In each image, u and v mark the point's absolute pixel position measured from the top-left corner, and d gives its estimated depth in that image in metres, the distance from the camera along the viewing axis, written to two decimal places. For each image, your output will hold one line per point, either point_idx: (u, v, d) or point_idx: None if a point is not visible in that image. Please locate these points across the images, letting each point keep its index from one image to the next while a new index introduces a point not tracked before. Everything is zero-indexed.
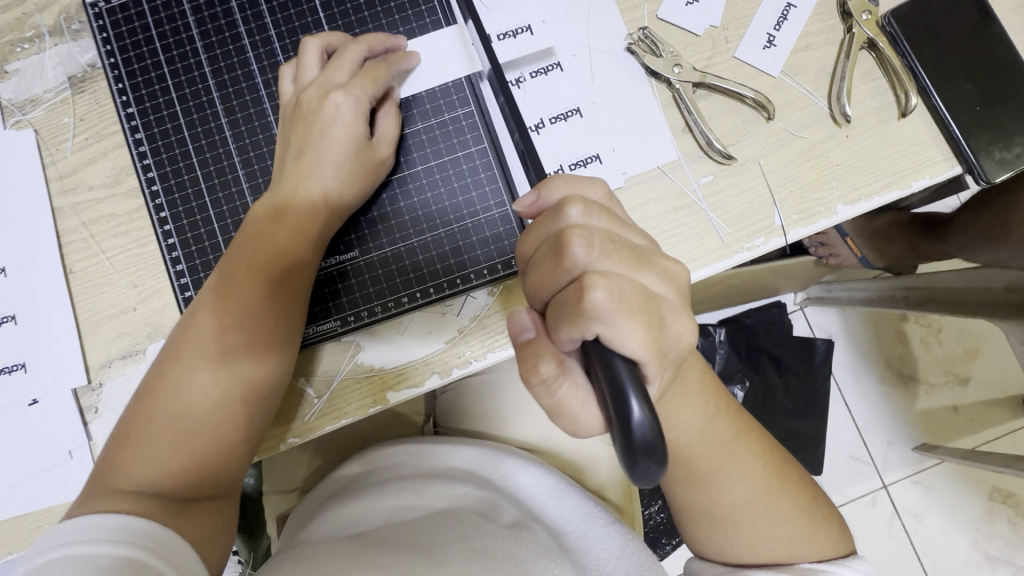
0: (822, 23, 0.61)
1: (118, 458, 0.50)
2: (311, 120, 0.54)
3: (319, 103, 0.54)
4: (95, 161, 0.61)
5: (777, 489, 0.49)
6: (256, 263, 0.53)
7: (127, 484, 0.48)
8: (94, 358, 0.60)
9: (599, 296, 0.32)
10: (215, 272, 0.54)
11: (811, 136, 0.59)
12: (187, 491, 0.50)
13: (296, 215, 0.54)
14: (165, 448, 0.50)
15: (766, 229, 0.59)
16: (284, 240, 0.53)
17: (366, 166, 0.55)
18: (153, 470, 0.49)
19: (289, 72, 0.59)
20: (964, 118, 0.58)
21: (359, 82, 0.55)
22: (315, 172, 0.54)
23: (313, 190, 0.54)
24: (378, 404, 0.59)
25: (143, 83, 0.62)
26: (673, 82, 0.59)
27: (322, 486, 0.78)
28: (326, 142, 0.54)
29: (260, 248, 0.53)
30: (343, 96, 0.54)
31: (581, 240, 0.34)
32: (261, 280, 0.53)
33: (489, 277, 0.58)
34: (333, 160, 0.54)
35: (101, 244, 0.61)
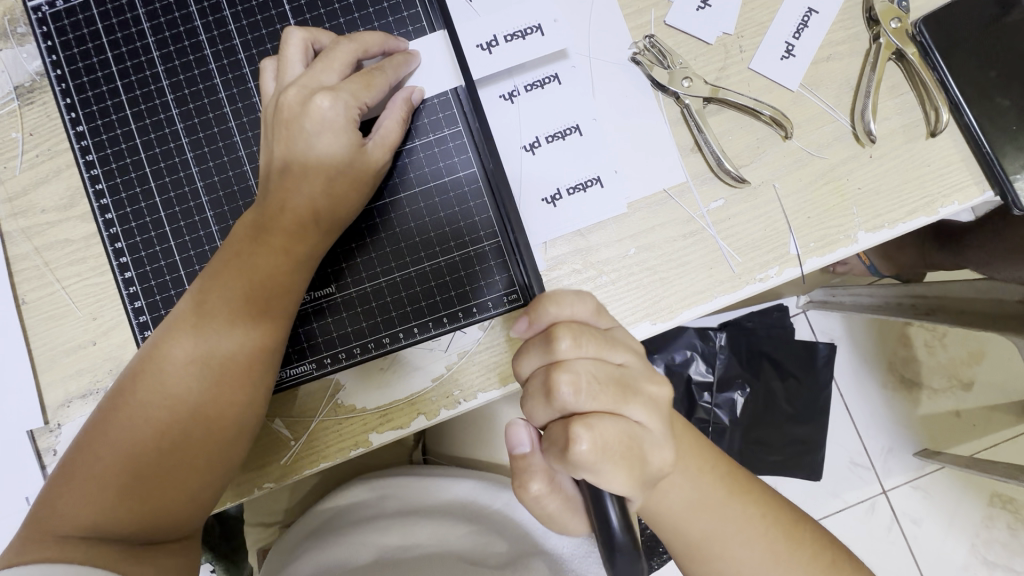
0: (844, 31, 0.55)
1: (68, 495, 0.45)
2: (293, 127, 0.48)
3: (302, 108, 0.48)
4: (47, 182, 0.56)
5: (788, 546, 0.46)
6: (234, 285, 0.47)
7: (76, 528, 0.43)
8: (51, 398, 0.55)
9: (583, 447, 0.34)
10: (188, 291, 0.49)
11: (831, 157, 0.54)
12: (145, 533, 0.45)
13: (280, 235, 0.48)
14: (122, 486, 0.45)
15: (780, 258, 0.54)
16: (266, 262, 0.48)
17: (345, 195, 0.49)
18: (107, 511, 0.44)
19: (270, 68, 0.53)
20: (997, 136, 0.53)
21: (349, 84, 0.48)
22: (302, 186, 0.48)
23: (283, 226, 0.48)
24: (359, 447, 0.54)
25: (93, 98, 0.56)
26: (681, 96, 0.54)
27: (306, 518, 0.75)
28: (314, 152, 0.48)
29: (239, 270, 0.48)
30: (330, 99, 0.47)
31: (568, 383, 0.36)
32: (239, 305, 0.47)
33: (479, 316, 0.54)
34: (323, 172, 0.48)
35: (55, 273, 0.56)
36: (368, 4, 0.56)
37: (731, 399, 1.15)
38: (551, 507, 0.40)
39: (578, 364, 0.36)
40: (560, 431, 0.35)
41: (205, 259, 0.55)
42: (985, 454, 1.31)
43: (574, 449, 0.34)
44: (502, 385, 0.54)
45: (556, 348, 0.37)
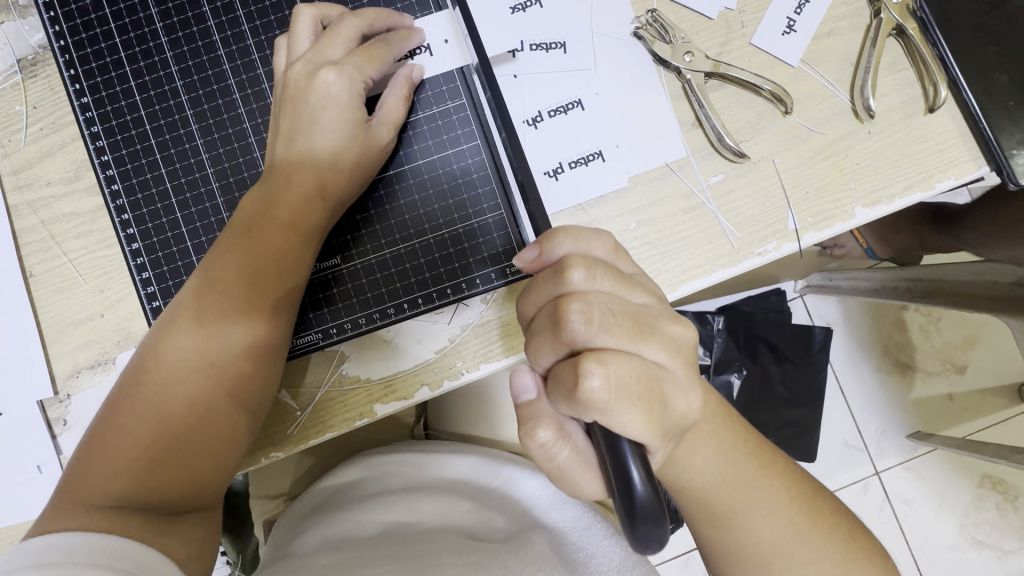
0: (846, 7, 0.56)
1: (94, 468, 0.46)
2: (299, 101, 0.49)
3: (308, 82, 0.48)
4: (52, 155, 0.56)
5: (790, 500, 0.48)
6: (243, 262, 0.48)
7: (104, 499, 0.44)
8: (60, 368, 0.56)
9: (594, 383, 0.33)
10: (197, 271, 0.50)
11: (830, 132, 0.55)
12: (173, 504, 0.46)
13: (287, 211, 0.49)
14: (147, 459, 0.46)
15: (778, 233, 0.55)
16: (274, 238, 0.48)
17: (351, 171, 0.50)
18: (131, 485, 0.45)
19: (282, 46, 0.53)
20: (994, 112, 0.54)
21: (354, 59, 0.49)
22: (308, 160, 0.49)
23: (288, 203, 0.49)
24: (364, 417, 0.55)
25: (97, 69, 0.56)
26: (683, 71, 0.54)
27: (313, 491, 0.77)
28: (319, 127, 0.49)
29: (249, 248, 0.48)
30: (335, 73, 0.48)
31: (580, 313, 0.35)
32: (249, 281, 0.48)
33: (483, 287, 0.55)
34: (330, 145, 0.49)
35: (62, 246, 0.56)
36: None
37: (727, 381, 1.17)
38: (561, 456, 0.38)
39: (591, 295, 0.36)
40: (569, 369, 0.34)
41: (211, 230, 0.55)
42: (976, 435, 1.33)
43: (585, 385, 0.33)
44: (504, 356, 0.55)
45: (568, 279, 0.36)
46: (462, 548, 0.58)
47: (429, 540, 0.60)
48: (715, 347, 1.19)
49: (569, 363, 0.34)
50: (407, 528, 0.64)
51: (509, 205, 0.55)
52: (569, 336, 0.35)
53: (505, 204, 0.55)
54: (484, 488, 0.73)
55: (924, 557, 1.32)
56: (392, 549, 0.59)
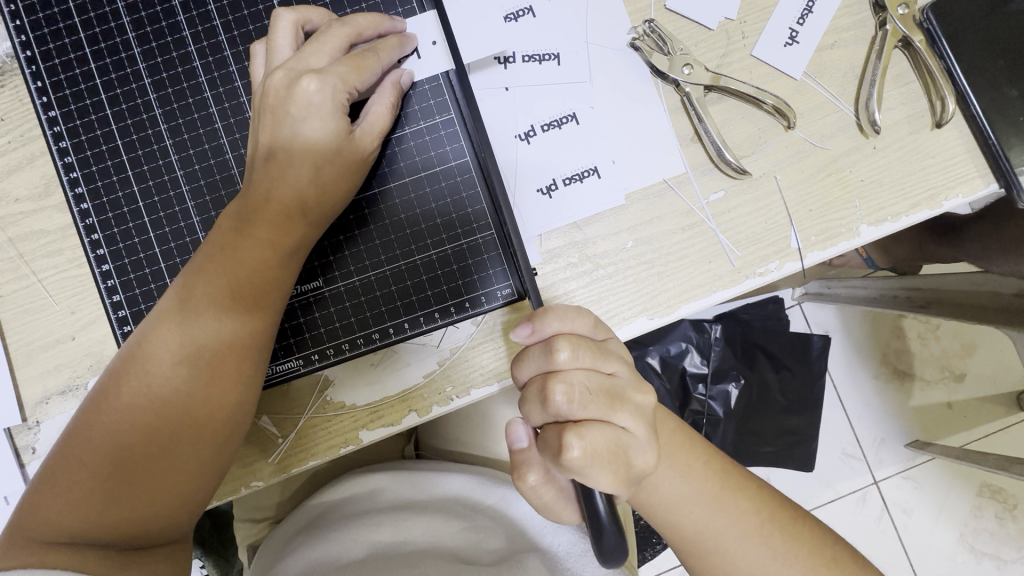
0: (850, 17, 0.53)
1: (55, 497, 0.43)
2: (279, 112, 0.46)
3: (287, 91, 0.45)
4: (19, 170, 0.54)
5: (763, 524, 0.45)
6: (219, 280, 0.45)
7: (63, 532, 0.42)
8: (29, 394, 0.54)
9: (575, 455, 0.34)
10: (171, 290, 0.47)
11: (834, 148, 0.53)
12: (138, 538, 0.44)
13: (263, 226, 0.46)
14: (113, 488, 0.44)
15: (781, 252, 0.53)
16: (251, 254, 0.45)
17: (335, 186, 0.47)
18: (92, 516, 0.43)
19: (260, 53, 0.50)
20: (1002, 126, 0.52)
21: (338, 67, 0.46)
22: (287, 174, 0.46)
23: (267, 222, 0.46)
24: (349, 445, 0.53)
25: (66, 81, 0.53)
26: (682, 84, 0.52)
27: (299, 514, 0.73)
28: (300, 139, 0.45)
29: (225, 264, 0.45)
30: (316, 82, 0.45)
31: (563, 391, 0.35)
32: (226, 302, 0.45)
33: (470, 310, 0.52)
34: (311, 157, 0.45)
35: (30, 265, 0.54)
36: None
37: (725, 391, 1.15)
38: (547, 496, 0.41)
39: (573, 375, 0.36)
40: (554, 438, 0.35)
41: (185, 251, 0.53)
42: (976, 444, 1.31)
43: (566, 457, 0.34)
44: (495, 381, 0.52)
45: (554, 356, 0.36)
46: None
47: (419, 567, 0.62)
48: (712, 356, 1.17)
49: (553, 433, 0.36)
50: (402, 561, 0.63)
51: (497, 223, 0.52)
52: (553, 413, 0.35)
53: (495, 224, 0.52)
54: (474, 505, 0.70)
55: (923, 567, 1.30)
56: None
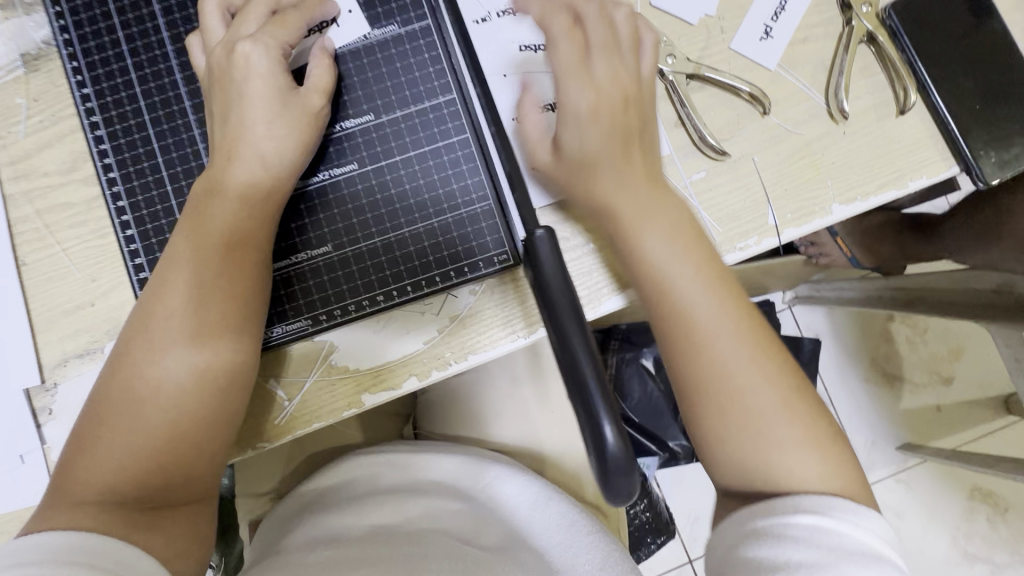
0: (819, 15, 0.58)
1: (78, 470, 0.45)
2: (225, 79, 0.51)
3: (228, 58, 0.50)
4: (49, 146, 0.57)
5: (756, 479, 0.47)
6: (213, 245, 0.49)
7: (88, 494, 0.44)
8: (48, 357, 0.56)
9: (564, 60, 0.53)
10: (164, 264, 0.50)
11: (807, 133, 0.57)
12: (159, 495, 0.46)
13: (245, 188, 0.50)
14: (131, 452, 0.46)
15: (759, 228, 0.57)
16: (239, 215, 0.50)
17: (299, 135, 0.51)
18: (113, 478, 0.45)
19: (197, 43, 0.54)
20: (962, 115, 0.56)
21: (268, 30, 0.51)
22: (248, 134, 0.50)
23: (239, 181, 0.50)
24: (351, 408, 0.56)
25: (100, 61, 0.56)
26: (666, 73, 0.56)
27: (296, 492, 0.75)
28: (247, 97, 0.50)
29: (218, 229, 0.49)
30: (252, 44, 0.50)
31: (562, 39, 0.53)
32: (213, 264, 0.48)
33: (470, 275, 0.55)
34: (261, 116, 0.50)
35: (55, 235, 0.57)
36: None
37: None
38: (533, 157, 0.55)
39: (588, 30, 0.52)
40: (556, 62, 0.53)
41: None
42: (965, 446, 1.34)
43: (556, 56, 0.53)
44: (492, 347, 0.56)
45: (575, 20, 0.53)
46: (450, 553, 0.60)
47: (416, 542, 0.62)
48: None
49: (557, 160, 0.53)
50: (400, 535, 0.64)
51: (497, 194, 0.55)
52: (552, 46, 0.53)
53: (495, 194, 0.55)
54: (470, 489, 0.72)
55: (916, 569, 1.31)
56: (379, 550, 0.61)
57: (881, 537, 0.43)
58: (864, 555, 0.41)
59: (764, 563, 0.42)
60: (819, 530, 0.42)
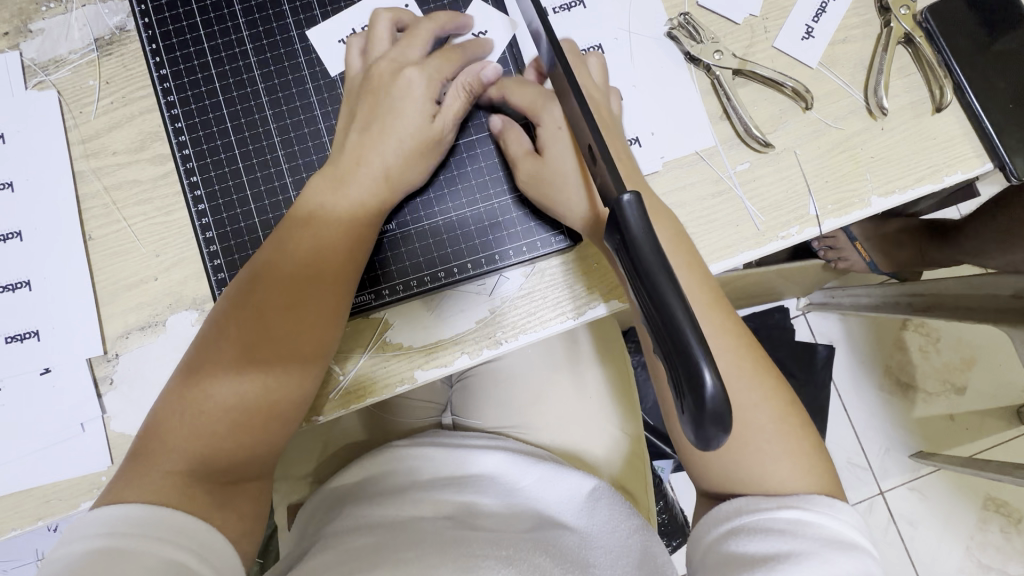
0: (859, 17, 0.61)
1: (171, 439, 0.46)
2: (378, 93, 0.54)
3: (392, 78, 0.54)
4: (120, 126, 0.60)
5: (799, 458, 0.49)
6: (313, 241, 0.50)
7: (179, 466, 0.46)
8: (111, 329, 0.58)
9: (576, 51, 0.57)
10: (270, 247, 0.51)
11: (846, 128, 0.60)
12: (239, 473, 0.48)
13: (356, 197, 0.52)
14: (219, 436, 0.47)
15: (801, 218, 0.59)
16: (343, 220, 0.51)
17: (419, 159, 0.54)
18: (201, 453, 0.46)
19: (356, 46, 0.57)
20: (996, 114, 0.59)
21: (434, 63, 0.54)
22: (378, 147, 0.53)
23: (360, 185, 0.52)
24: (404, 383, 0.58)
25: (178, 45, 0.60)
26: (712, 68, 0.59)
27: (337, 479, 0.78)
28: (393, 116, 0.53)
29: (319, 227, 0.51)
30: (418, 73, 0.53)
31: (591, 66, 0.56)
32: (324, 261, 0.50)
33: (527, 255, 0.58)
34: (397, 135, 0.53)
35: (122, 212, 0.59)
36: None
37: None
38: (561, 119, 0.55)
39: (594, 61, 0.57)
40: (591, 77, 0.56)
41: (274, 195, 0.59)
42: (980, 454, 1.34)
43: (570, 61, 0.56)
44: (542, 327, 0.58)
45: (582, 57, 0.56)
46: (495, 541, 0.60)
47: (459, 530, 0.63)
48: None
49: (557, 140, 0.54)
50: (443, 522, 0.65)
51: None
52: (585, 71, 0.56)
53: None
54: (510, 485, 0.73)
55: None
56: (422, 535, 0.62)
57: (853, 524, 0.44)
58: (842, 541, 0.43)
59: (754, 552, 0.43)
60: (798, 522, 0.44)
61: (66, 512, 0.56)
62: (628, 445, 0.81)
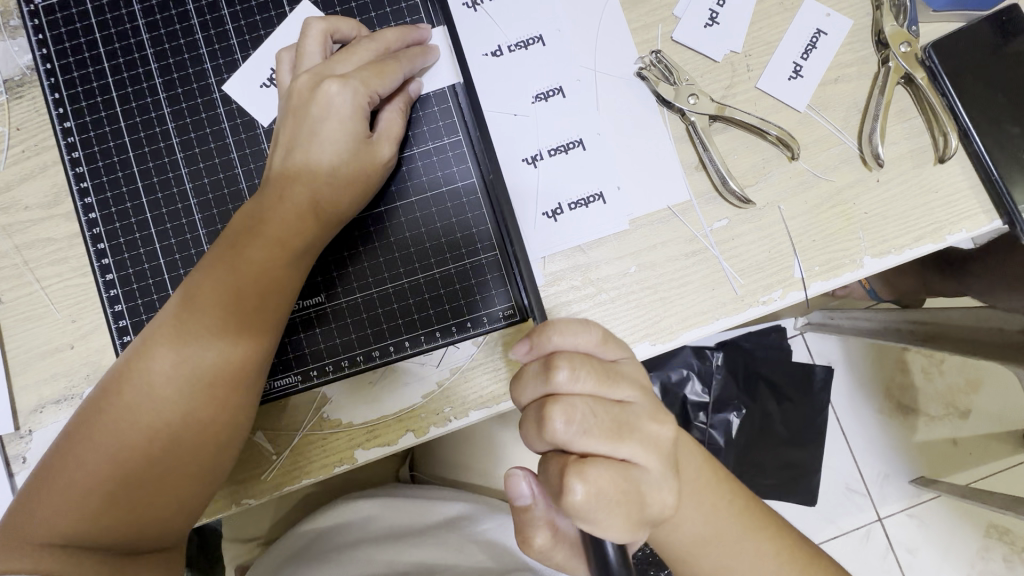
0: (853, 54, 0.54)
1: (53, 502, 0.42)
2: (301, 114, 0.47)
3: (311, 94, 0.47)
4: (31, 178, 0.54)
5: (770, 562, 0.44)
6: (223, 283, 0.45)
7: (56, 531, 0.41)
8: (23, 402, 0.53)
9: (558, 425, 0.36)
10: (180, 288, 0.46)
11: (837, 180, 0.53)
12: (131, 543, 0.43)
13: (275, 237, 0.46)
14: (106, 499, 0.42)
15: (784, 280, 0.53)
16: (260, 265, 0.45)
17: (350, 186, 0.47)
18: (82, 516, 0.42)
19: (286, 60, 0.51)
20: (1005, 162, 0.52)
21: (362, 74, 0.47)
22: (306, 176, 0.46)
23: (279, 219, 0.46)
24: (344, 463, 0.52)
25: (83, 94, 0.54)
26: (687, 113, 0.53)
27: (285, 539, 0.72)
28: (319, 140, 0.46)
29: (231, 268, 0.45)
30: (339, 85, 0.46)
31: (563, 414, 0.36)
32: (230, 308, 0.45)
33: (470, 331, 0.52)
34: (327, 161, 0.46)
35: (34, 272, 0.54)
36: (370, 8, 0.54)
37: (726, 421, 1.17)
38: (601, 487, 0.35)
39: (574, 399, 0.36)
40: (556, 474, 0.36)
41: (185, 248, 0.53)
42: (983, 483, 1.29)
43: (549, 427, 0.36)
44: (493, 404, 0.52)
45: (553, 379, 0.37)
46: None
47: None
48: (714, 384, 1.19)
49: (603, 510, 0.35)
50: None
51: (501, 243, 0.52)
52: (551, 439, 0.36)
53: (499, 242, 0.52)
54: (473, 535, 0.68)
55: None
56: None
57: None
58: None
59: None
60: None
61: None
62: None
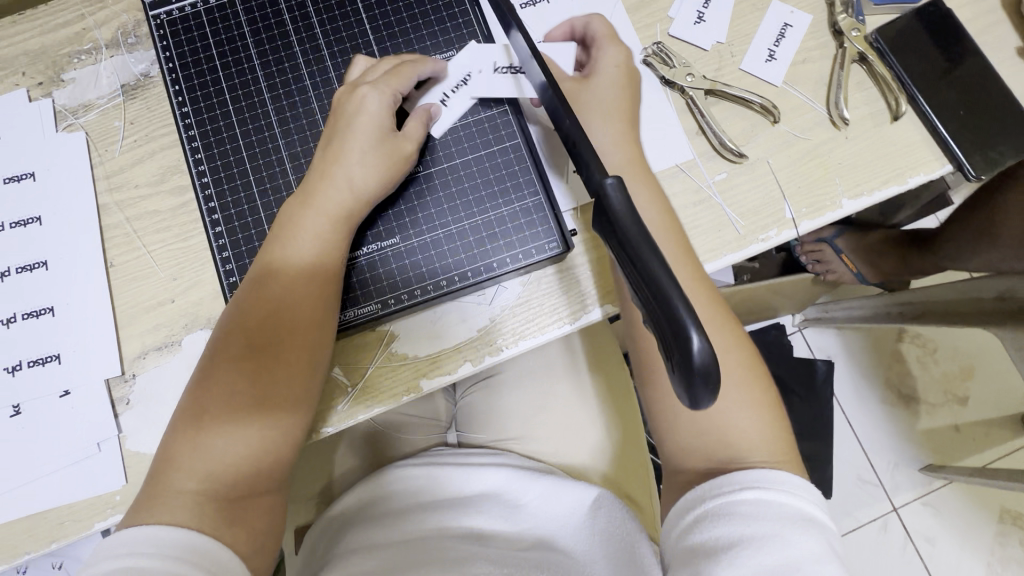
0: (815, 40, 0.67)
1: (177, 469, 0.49)
2: (342, 116, 0.58)
3: (349, 101, 0.58)
4: (141, 162, 0.65)
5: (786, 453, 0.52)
6: (293, 261, 0.54)
7: (188, 488, 0.48)
8: (128, 350, 0.61)
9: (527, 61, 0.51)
10: (254, 275, 0.55)
11: (813, 138, 0.65)
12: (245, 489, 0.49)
13: (317, 220, 0.55)
14: (222, 460, 0.49)
15: (778, 221, 0.63)
16: (309, 244, 0.55)
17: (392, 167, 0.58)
18: (208, 475, 0.48)
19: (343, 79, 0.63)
20: (947, 122, 0.64)
21: (383, 80, 0.59)
22: (341, 165, 0.56)
23: (339, 200, 0.56)
24: (410, 393, 0.60)
25: (198, 85, 0.65)
26: (685, 89, 0.65)
27: (342, 502, 0.78)
28: (353, 134, 0.57)
29: (303, 248, 0.55)
30: (369, 92, 0.58)
31: None
32: (309, 279, 0.54)
33: (523, 262, 0.61)
34: (360, 151, 0.56)
35: (143, 240, 0.63)
36: (429, 13, 0.67)
37: None
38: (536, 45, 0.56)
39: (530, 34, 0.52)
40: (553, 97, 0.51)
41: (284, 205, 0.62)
42: (1001, 461, 1.33)
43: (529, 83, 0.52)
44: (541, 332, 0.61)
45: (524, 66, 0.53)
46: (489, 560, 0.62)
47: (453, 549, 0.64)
48: None
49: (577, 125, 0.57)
50: (450, 541, 0.66)
51: (545, 189, 0.62)
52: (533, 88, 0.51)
53: (544, 189, 0.63)
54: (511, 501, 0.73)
55: None
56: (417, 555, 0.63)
57: (795, 493, 0.46)
58: (801, 518, 0.44)
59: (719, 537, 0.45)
60: (763, 503, 0.45)
61: (80, 533, 0.57)
62: (632, 454, 0.82)
